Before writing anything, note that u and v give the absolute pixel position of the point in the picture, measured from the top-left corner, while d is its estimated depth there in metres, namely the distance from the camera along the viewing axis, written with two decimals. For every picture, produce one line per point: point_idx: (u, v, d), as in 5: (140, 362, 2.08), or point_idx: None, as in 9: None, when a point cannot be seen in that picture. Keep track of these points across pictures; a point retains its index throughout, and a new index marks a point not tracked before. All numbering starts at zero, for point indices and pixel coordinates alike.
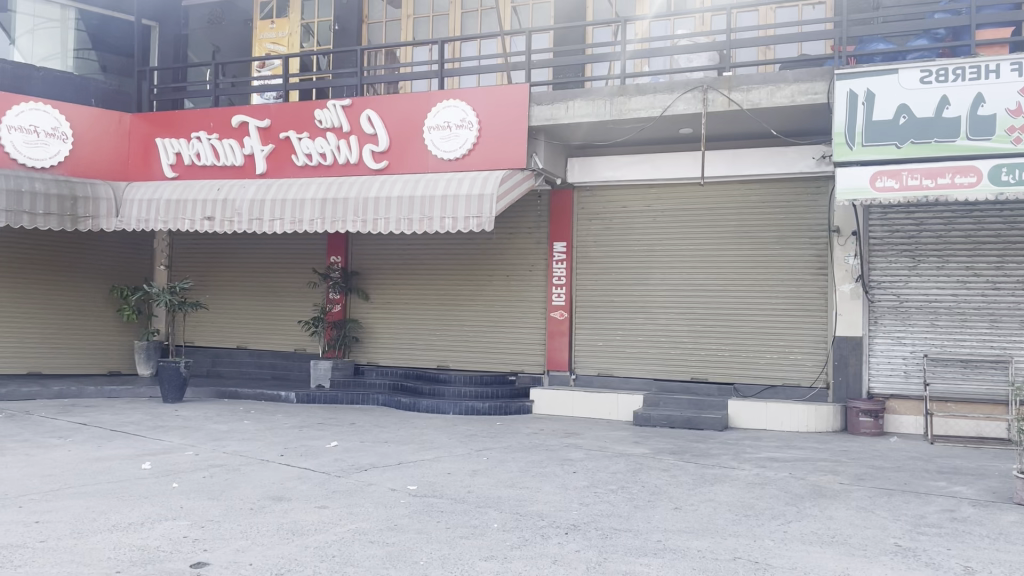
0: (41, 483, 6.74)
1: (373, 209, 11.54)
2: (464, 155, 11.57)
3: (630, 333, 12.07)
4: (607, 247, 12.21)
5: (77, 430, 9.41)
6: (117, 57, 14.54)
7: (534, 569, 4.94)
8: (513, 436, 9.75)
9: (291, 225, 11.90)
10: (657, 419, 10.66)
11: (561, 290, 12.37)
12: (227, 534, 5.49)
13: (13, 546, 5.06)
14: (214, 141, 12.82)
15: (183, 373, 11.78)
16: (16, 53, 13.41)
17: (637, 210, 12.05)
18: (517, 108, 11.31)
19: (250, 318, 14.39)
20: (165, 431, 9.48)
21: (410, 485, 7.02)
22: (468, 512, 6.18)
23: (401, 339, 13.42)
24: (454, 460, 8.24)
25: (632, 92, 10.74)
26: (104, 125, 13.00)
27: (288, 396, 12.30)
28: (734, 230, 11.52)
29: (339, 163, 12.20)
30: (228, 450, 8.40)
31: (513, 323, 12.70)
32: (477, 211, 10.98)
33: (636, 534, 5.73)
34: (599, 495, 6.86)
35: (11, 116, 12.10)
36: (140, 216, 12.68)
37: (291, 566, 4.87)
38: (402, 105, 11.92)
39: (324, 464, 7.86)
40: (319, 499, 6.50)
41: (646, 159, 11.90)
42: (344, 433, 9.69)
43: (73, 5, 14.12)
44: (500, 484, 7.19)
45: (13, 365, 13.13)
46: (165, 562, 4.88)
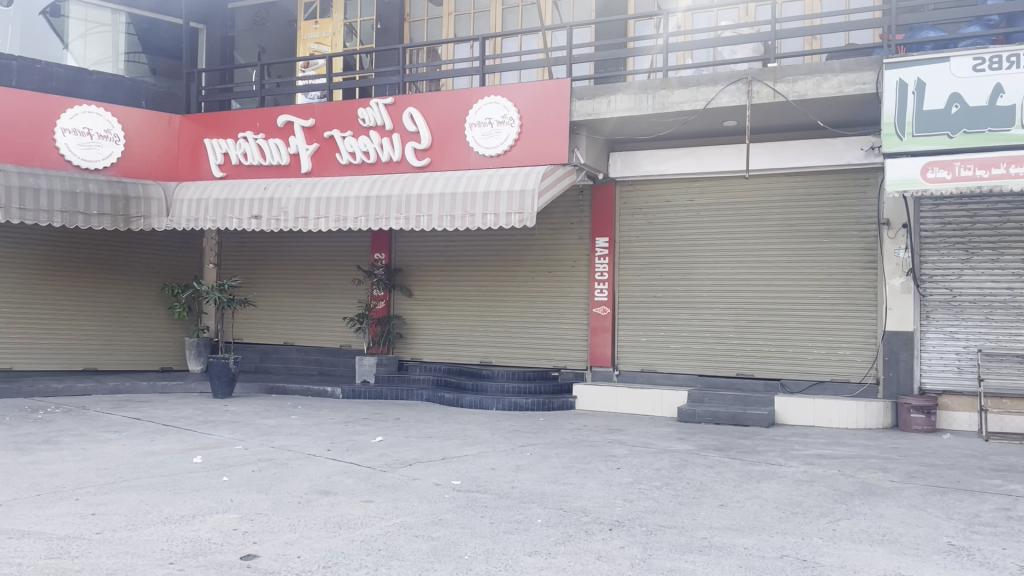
0: (97, 477, 6.93)
1: (415, 206, 11.62)
2: (505, 150, 11.59)
3: (674, 328, 11.97)
4: (650, 242, 12.13)
5: (131, 424, 9.66)
6: (165, 60, 14.89)
7: (578, 564, 4.94)
8: (556, 432, 9.75)
9: (335, 223, 12.06)
10: (702, 415, 10.56)
11: (604, 285, 12.32)
12: (276, 527, 5.59)
13: (70, 538, 5.21)
14: (260, 141, 13.03)
15: (232, 369, 12.02)
16: (69, 57, 13.71)
17: (680, 205, 11.94)
18: (558, 103, 11.28)
19: (296, 315, 14.61)
20: (216, 426, 9.68)
21: (455, 480, 7.08)
22: (512, 507, 6.20)
23: (444, 335, 13.51)
24: (497, 455, 8.27)
25: (675, 85, 10.65)
26: (154, 127, 13.29)
27: (334, 392, 12.47)
28: (780, 224, 11.35)
29: (383, 160, 12.31)
30: (276, 445, 8.54)
31: (556, 318, 12.69)
32: (519, 206, 10.99)
33: (682, 531, 5.69)
34: (643, 491, 6.83)
35: (65, 119, 12.38)
36: (189, 215, 12.97)
37: (338, 559, 4.94)
38: (444, 102, 11.98)
39: (370, 459, 7.95)
40: (365, 493, 6.58)
41: (688, 153, 11.78)
42: (389, 428, 9.79)
43: (124, 10, 14.51)
44: (544, 479, 7.20)
45: (70, 362, 13.51)
46: (216, 554, 4.98)
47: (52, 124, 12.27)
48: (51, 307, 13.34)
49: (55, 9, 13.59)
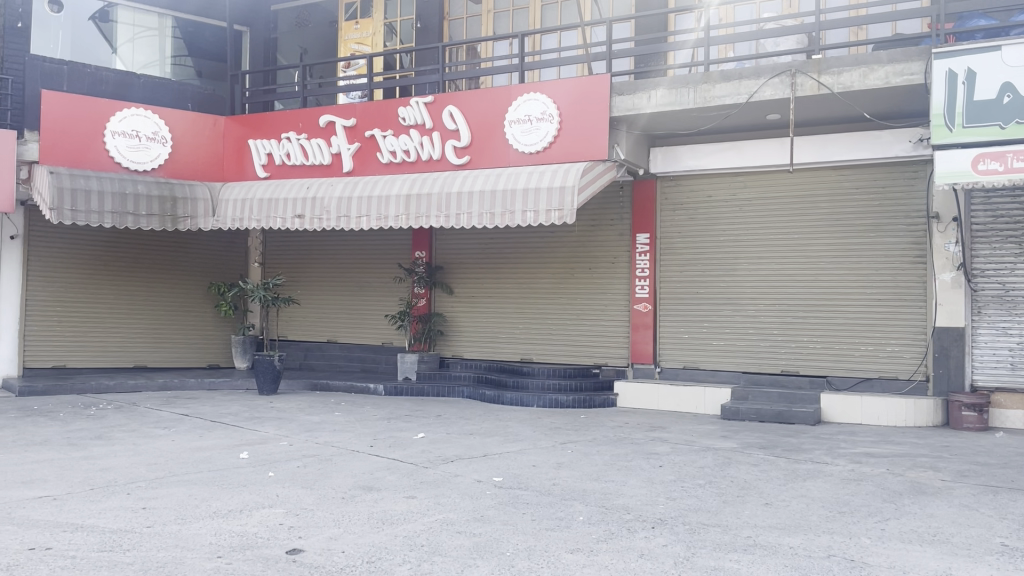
0: (147, 471, 7.10)
1: (455, 204, 11.67)
2: (545, 148, 11.57)
3: (717, 325, 11.85)
4: (692, 238, 12.01)
5: (180, 420, 9.86)
6: (211, 63, 15.12)
7: (621, 562, 4.91)
8: (598, 429, 9.71)
9: (377, 221, 12.16)
10: (746, 412, 10.44)
11: (645, 282, 12.23)
12: (320, 522, 5.67)
13: (122, 531, 5.34)
14: (303, 141, 13.19)
15: (277, 366, 12.20)
16: (119, 61, 13.96)
17: (722, 200, 11.80)
18: (599, 99, 11.22)
19: (339, 313, 14.78)
20: (262, 422, 9.83)
21: (496, 476, 7.10)
22: (554, 504, 6.20)
23: (484, 332, 13.56)
24: (538, 452, 8.27)
25: (716, 79, 10.53)
26: (200, 128, 13.54)
27: (376, 389, 12.59)
28: (827, 218, 11.16)
29: (423, 159, 12.38)
30: (320, 441, 8.66)
31: (597, 315, 12.64)
32: (559, 203, 10.97)
33: (726, 529, 5.63)
34: (686, 489, 6.77)
35: (114, 122, 12.65)
36: (235, 215, 13.19)
37: (382, 554, 4.98)
38: (483, 99, 12.00)
39: (412, 455, 8.01)
40: (407, 489, 6.63)
41: (730, 147, 11.64)
42: (431, 425, 9.86)
43: (171, 14, 14.75)
44: (586, 477, 7.17)
45: (121, 359, 13.85)
46: (263, 548, 5.07)
47: (102, 127, 12.55)
48: (103, 307, 13.68)
49: (104, 15, 13.83)
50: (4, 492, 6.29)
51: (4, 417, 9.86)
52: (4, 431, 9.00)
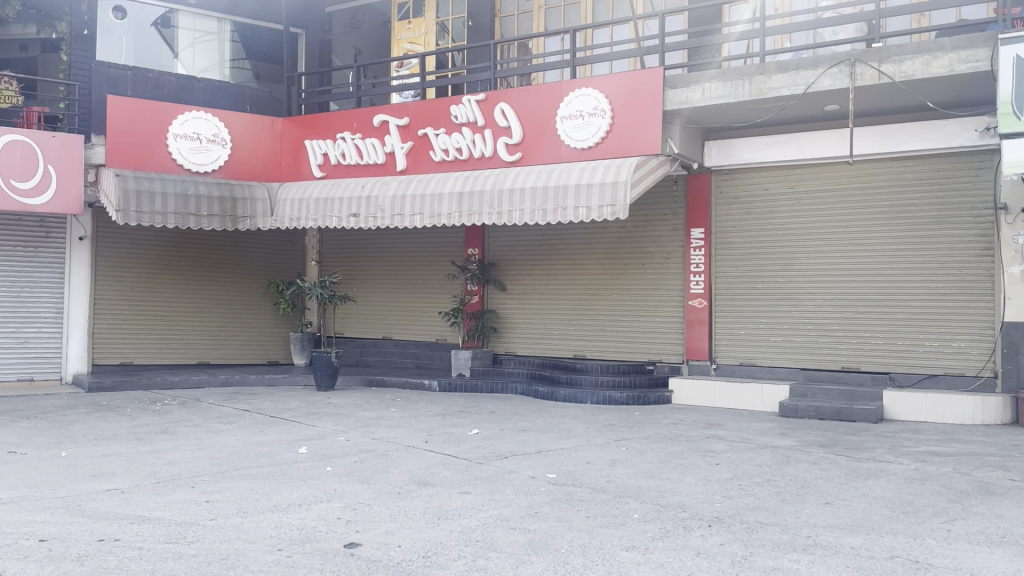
0: (210, 466, 7.28)
1: (508, 200, 11.69)
2: (597, 143, 11.52)
3: (774, 321, 11.64)
4: (748, 232, 11.82)
5: (241, 416, 10.10)
6: (268, 65, 15.37)
7: (677, 561, 4.87)
8: (653, 427, 9.63)
9: (430, 219, 12.25)
10: (805, 409, 10.23)
11: (700, 277, 12.08)
12: (377, 516, 5.74)
13: (186, 523, 5.49)
14: (357, 141, 13.36)
15: (334, 363, 12.39)
16: (180, 66, 14.32)
17: (778, 193, 11.60)
18: (653, 91, 11.10)
19: (393, 310, 14.96)
20: (319, 417, 10.01)
21: (550, 473, 7.10)
22: (609, 502, 6.17)
23: (538, 328, 13.57)
24: (592, 449, 8.24)
25: (772, 70, 10.34)
26: (259, 129, 13.82)
27: (431, 385, 12.71)
28: (888, 210, 10.87)
29: (475, 157, 12.45)
30: (376, 436, 8.77)
31: (651, 311, 12.53)
32: (612, 199, 10.89)
33: (785, 529, 5.53)
34: (743, 488, 6.66)
35: (176, 125, 13.01)
36: (292, 215, 13.42)
37: (437, 549, 5.03)
38: (536, 96, 12.00)
39: (466, 451, 8.07)
40: (463, 484, 6.68)
41: (788, 139, 11.41)
42: (485, 421, 9.91)
43: (228, 18, 15.03)
44: (640, 474, 7.12)
45: (184, 357, 14.24)
46: (322, 541, 5.16)
47: (164, 130, 12.91)
48: (167, 305, 14.07)
49: (166, 20, 14.25)
50: (75, 485, 6.53)
51: (74, 412, 10.23)
52: (75, 426, 9.33)
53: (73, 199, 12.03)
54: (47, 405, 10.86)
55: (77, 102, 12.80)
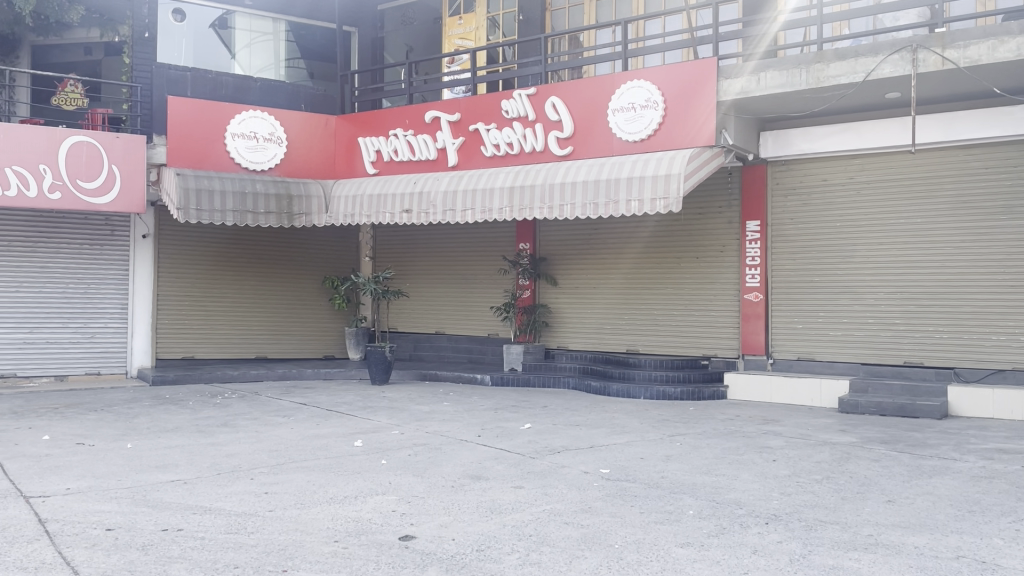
0: (269, 458, 7.43)
1: (559, 195, 11.65)
2: (649, 136, 11.41)
3: (833, 315, 11.37)
4: (806, 223, 11.56)
5: (299, 409, 10.29)
6: (323, 64, 15.49)
7: (734, 557, 4.80)
8: (708, 422, 9.50)
9: (482, 214, 12.29)
10: (866, 405, 9.99)
11: (755, 270, 11.87)
12: (432, 509, 5.79)
13: (247, 514, 5.61)
14: (409, 137, 13.46)
15: (388, 357, 12.53)
16: (237, 66, 14.55)
17: (838, 183, 11.32)
18: (705, 81, 10.96)
19: (446, 305, 15.06)
20: (374, 411, 10.14)
21: (603, 468, 7.06)
22: (663, 497, 6.11)
23: (590, 322, 13.51)
24: (646, 444, 8.16)
25: (830, 58, 10.10)
26: (314, 127, 14.02)
27: (483, 379, 12.77)
28: (954, 201, 10.54)
29: (526, 151, 12.43)
30: (430, 430, 8.84)
31: (706, 305, 12.37)
32: (664, 191, 10.76)
33: (845, 527, 5.41)
34: (801, 485, 6.53)
35: (234, 125, 13.28)
36: (347, 211, 13.58)
37: (491, 543, 5.05)
38: (587, 89, 11.94)
39: (519, 445, 8.07)
40: (516, 478, 6.70)
41: (846, 128, 11.10)
42: (537, 416, 9.91)
43: (283, 18, 15.22)
44: (695, 470, 7.03)
45: (243, 351, 14.56)
46: (377, 534, 5.22)
47: (222, 129, 13.18)
48: (226, 301, 14.39)
49: (223, 22, 14.51)
50: (140, 475, 6.73)
51: (139, 405, 10.53)
52: (140, 418, 9.60)
53: (136, 198, 12.37)
54: (114, 398, 11.21)
55: (139, 103, 13.11)
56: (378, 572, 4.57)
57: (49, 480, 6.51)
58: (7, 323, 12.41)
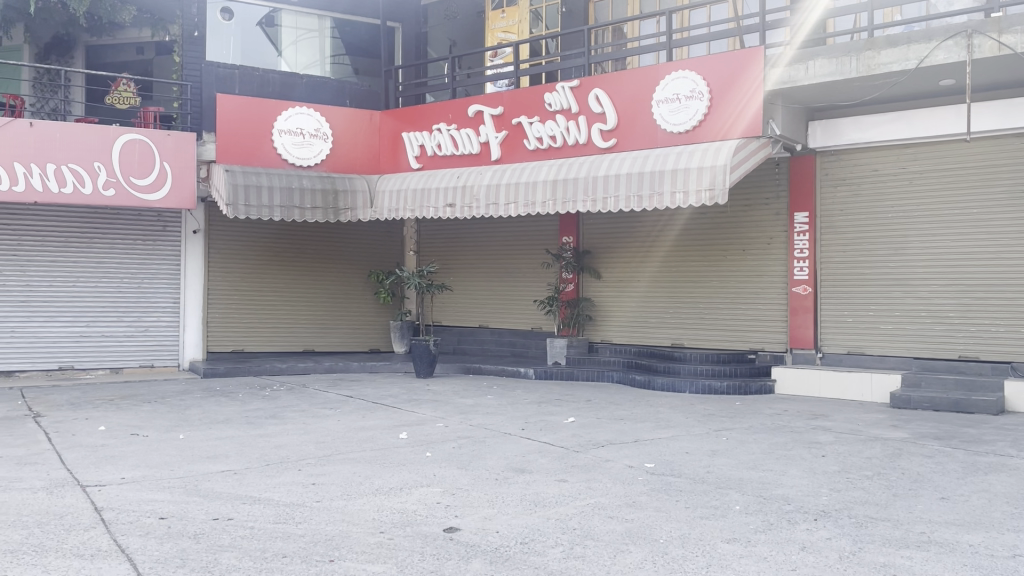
0: (316, 449, 7.54)
1: (602, 188, 11.58)
2: (694, 127, 11.28)
3: (885, 308, 11.11)
4: (856, 215, 11.32)
5: (345, 401, 10.41)
6: (367, 59, 15.46)
7: (781, 554, 4.73)
8: (754, 417, 9.38)
9: (525, 208, 12.27)
10: (919, 400, 9.76)
11: (804, 263, 11.65)
12: (476, 501, 5.82)
13: (295, 505, 5.70)
14: (453, 132, 13.49)
15: (432, 351, 12.60)
16: (283, 64, 14.64)
17: (890, 173, 11.06)
18: (751, 71, 10.80)
19: (490, 299, 15.11)
20: (420, 404, 10.21)
21: (648, 463, 7.02)
22: (709, 493, 6.05)
23: (635, 315, 13.43)
24: (692, 439, 8.09)
25: (881, 45, 9.86)
26: (359, 123, 14.15)
27: (527, 372, 12.78)
28: (1010, 190, 10.22)
29: (569, 144, 12.38)
30: (474, 423, 8.88)
31: (753, 299, 12.20)
32: (710, 183, 10.62)
33: (897, 524, 5.29)
34: (851, 481, 6.41)
35: (280, 121, 13.46)
36: (391, 206, 13.67)
37: (535, 536, 5.05)
38: (631, 81, 11.85)
39: (563, 439, 8.06)
40: (559, 472, 6.69)
41: (898, 117, 10.83)
42: (581, 409, 9.89)
43: (329, 15, 15.21)
44: (742, 465, 6.95)
45: (291, 344, 14.78)
46: (422, 525, 5.26)
47: (270, 126, 13.38)
48: (274, 295, 14.61)
49: (270, 20, 14.61)
50: (192, 466, 6.89)
51: (191, 397, 10.76)
52: (191, 410, 9.81)
53: (187, 194, 12.63)
54: (167, 390, 11.49)
55: (189, 100, 13.46)
56: (423, 563, 4.60)
57: (105, 470, 6.69)
58: (64, 317, 12.77)
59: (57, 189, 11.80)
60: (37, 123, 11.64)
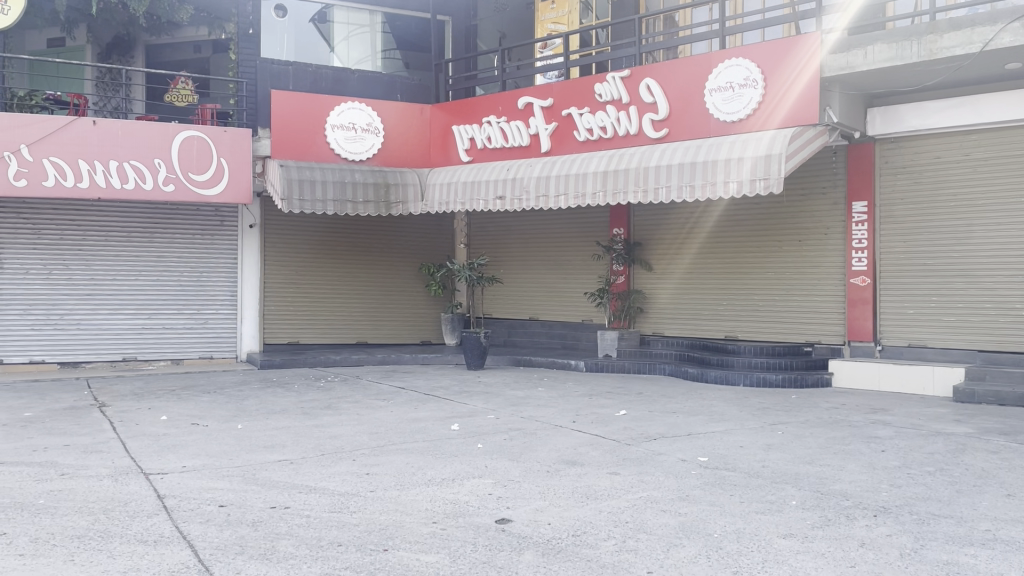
0: (370, 440, 7.64)
1: (653, 177, 11.45)
2: (748, 116, 11.09)
3: (947, 299, 10.79)
4: (917, 203, 11.00)
5: (398, 393, 10.52)
6: (417, 54, 15.50)
7: (840, 551, 4.64)
8: (811, 410, 9.20)
9: (575, 199, 12.22)
10: (984, 394, 9.46)
11: (863, 253, 11.37)
12: (527, 493, 5.83)
13: (349, 494, 5.79)
14: (502, 124, 13.48)
15: (483, 343, 12.66)
16: (336, 58, 14.80)
17: (953, 160, 10.73)
18: (807, 59, 10.57)
19: (541, 291, 15.10)
20: (471, 396, 10.26)
21: (701, 456, 6.93)
22: (765, 487, 5.96)
23: (687, 308, 13.29)
24: (746, 433, 7.96)
25: (944, 28, 9.58)
26: (410, 118, 14.24)
27: (578, 365, 12.76)
28: None
29: (620, 134, 12.29)
30: (525, 415, 8.88)
31: (809, 290, 11.97)
32: (765, 172, 10.44)
33: (960, 521, 5.14)
34: (912, 477, 6.24)
35: (334, 116, 13.64)
36: (441, 199, 13.72)
37: (587, 528, 5.04)
38: (683, 70, 11.70)
39: (615, 431, 8.02)
40: (611, 465, 6.66)
41: (963, 102, 10.48)
42: (632, 402, 9.83)
43: (380, 10, 15.35)
44: (798, 460, 6.83)
45: (344, 336, 14.98)
46: (474, 516, 5.29)
47: (323, 122, 13.56)
48: (328, 287, 14.82)
49: (322, 16, 14.77)
50: (250, 455, 7.04)
51: (249, 388, 11.00)
52: (249, 400, 10.02)
53: (243, 189, 12.88)
54: (225, 381, 11.77)
55: (245, 98, 13.74)
56: (476, 554, 4.63)
57: (166, 458, 6.88)
58: (128, 309, 13.16)
59: (120, 185, 12.14)
60: (99, 121, 11.99)
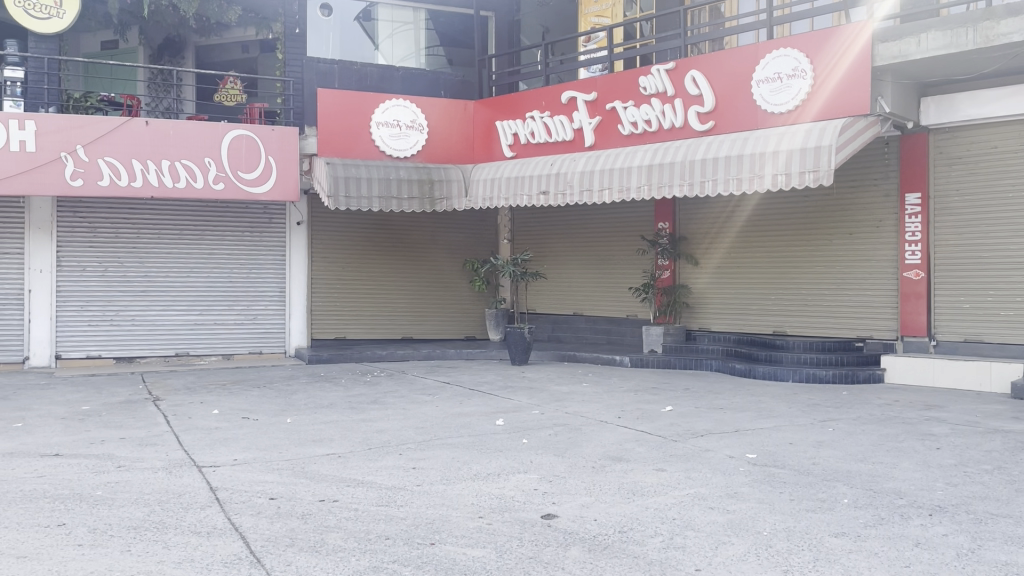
0: (417, 434, 7.70)
1: (699, 171, 11.33)
2: (797, 107, 10.89)
3: (1006, 293, 10.46)
4: (973, 195, 10.69)
5: (442, 388, 10.57)
6: (460, 50, 15.54)
7: (894, 550, 4.54)
8: (863, 407, 9.01)
9: (619, 193, 12.13)
10: None
11: (917, 246, 11.08)
12: (573, 489, 5.81)
13: (396, 488, 5.84)
14: (546, 119, 13.45)
15: (527, 338, 12.65)
16: (378, 57, 14.86)
17: (1012, 150, 10.39)
18: (858, 48, 10.34)
19: (585, 286, 15.06)
20: (516, 391, 10.27)
21: (749, 453, 6.84)
22: (815, 485, 5.85)
23: (734, 303, 13.13)
24: (795, 430, 7.84)
25: (1001, 14, 9.27)
26: (453, 114, 14.29)
27: (622, 360, 12.68)
28: None
29: (666, 128, 12.16)
30: (570, 411, 8.86)
31: (860, 285, 11.73)
32: (814, 163, 10.23)
33: (1020, 521, 4.99)
34: (969, 475, 6.06)
35: (379, 114, 13.75)
36: (485, 194, 13.74)
37: (634, 525, 5.01)
38: (729, 61, 11.54)
39: (660, 428, 7.95)
40: (658, 461, 6.61)
41: (1021, 90, 10.14)
42: (679, 398, 9.74)
43: (422, 7, 15.41)
44: (849, 457, 6.69)
45: (390, 331, 15.13)
46: (520, 511, 5.30)
47: (368, 120, 13.68)
48: (373, 283, 14.97)
49: (367, 14, 14.84)
50: (300, 448, 7.14)
51: (297, 383, 11.17)
52: (297, 395, 10.17)
53: (290, 187, 13.07)
54: (274, 375, 11.96)
55: (292, 96, 13.88)
56: (522, 549, 4.63)
57: (218, 451, 7.02)
58: (180, 306, 13.45)
59: (172, 184, 12.41)
60: (151, 121, 12.26)
